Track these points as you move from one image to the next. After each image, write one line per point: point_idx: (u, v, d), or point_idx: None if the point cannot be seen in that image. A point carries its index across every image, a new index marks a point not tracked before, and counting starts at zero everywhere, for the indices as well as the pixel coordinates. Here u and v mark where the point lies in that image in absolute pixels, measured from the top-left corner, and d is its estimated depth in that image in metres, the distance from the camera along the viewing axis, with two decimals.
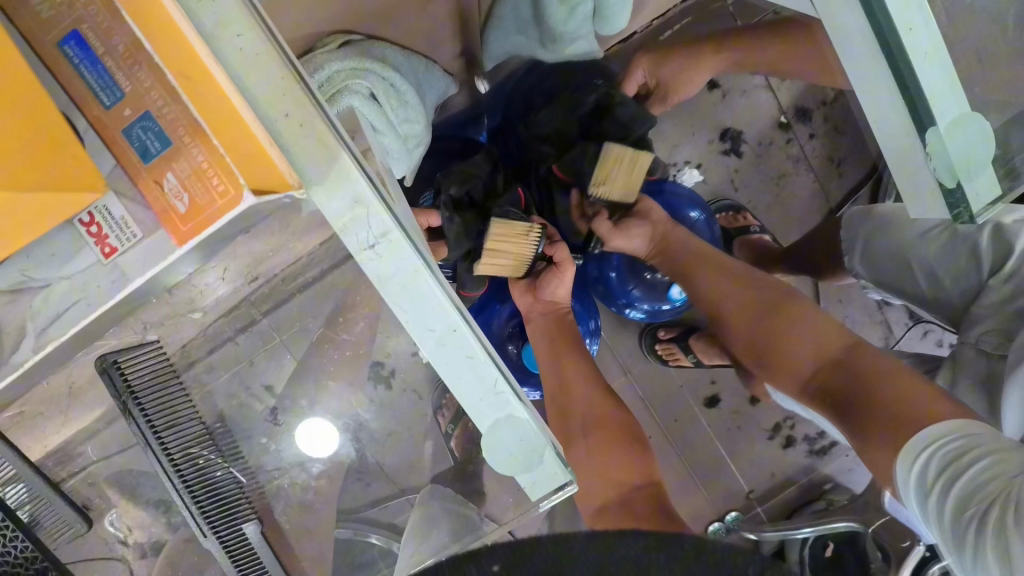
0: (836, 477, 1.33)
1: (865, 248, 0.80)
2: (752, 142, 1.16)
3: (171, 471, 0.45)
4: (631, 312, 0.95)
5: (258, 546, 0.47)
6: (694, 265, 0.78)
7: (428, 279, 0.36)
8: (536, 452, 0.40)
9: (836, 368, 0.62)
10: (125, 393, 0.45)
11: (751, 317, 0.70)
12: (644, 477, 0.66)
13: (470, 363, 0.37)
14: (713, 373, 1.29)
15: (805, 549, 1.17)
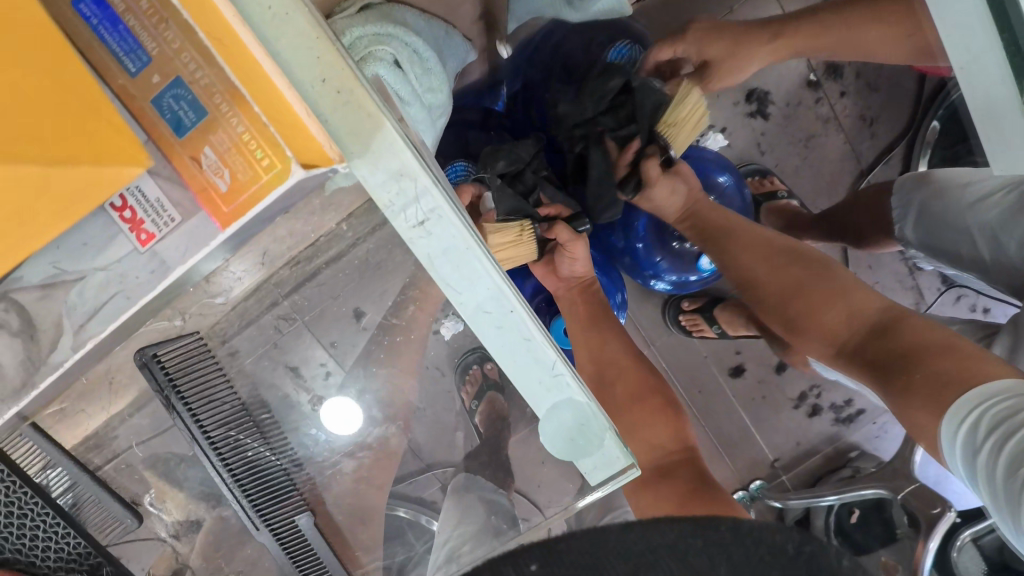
0: (864, 444, 1.32)
1: (919, 214, 0.79)
2: (780, 103, 1.11)
3: (221, 466, 0.49)
4: (657, 283, 0.93)
5: (312, 538, 0.51)
6: (722, 233, 0.76)
7: (476, 254, 0.36)
8: (595, 435, 0.41)
9: (874, 336, 0.58)
10: (167, 386, 0.48)
11: (777, 287, 0.68)
12: (680, 445, 0.67)
13: (526, 346, 0.37)
14: (738, 343, 1.27)
15: (831, 515, 1.18)
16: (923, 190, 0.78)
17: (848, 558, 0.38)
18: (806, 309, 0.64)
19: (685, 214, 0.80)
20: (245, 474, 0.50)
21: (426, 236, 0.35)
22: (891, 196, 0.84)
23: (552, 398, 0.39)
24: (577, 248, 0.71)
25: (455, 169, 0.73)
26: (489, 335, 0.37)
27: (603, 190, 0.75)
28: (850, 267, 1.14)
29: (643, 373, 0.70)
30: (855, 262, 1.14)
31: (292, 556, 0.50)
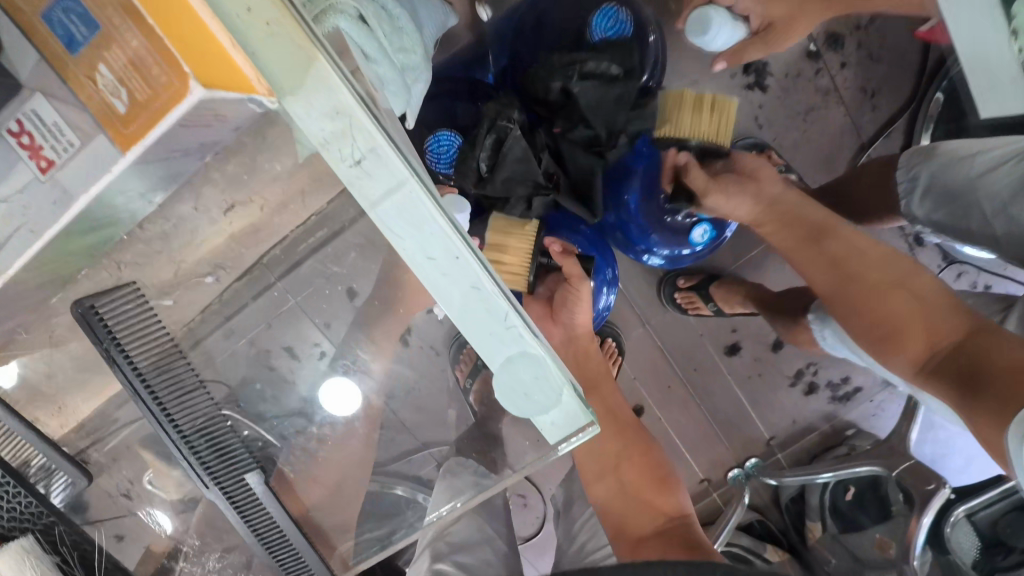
0: (861, 423, 1.31)
1: (926, 185, 0.77)
2: (779, 75, 1.08)
3: (166, 423, 0.48)
4: (649, 258, 0.88)
5: (261, 495, 0.51)
6: (800, 230, 0.69)
7: (418, 194, 0.35)
8: (555, 391, 0.39)
9: (956, 353, 0.55)
10: (108, 340, 0.46)
11: (851, 293, 0.63)
12: (677, 510, 0.68)
13: (475, 294, 0.36)
14: (735, 321, 1.26)
15: (826, 494, 1.19)
16: (930, 163, 0.77)
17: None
18: (883, 318, 0.60)
19: (760, 211, 0.72)
20: (196, 432, 0.49)
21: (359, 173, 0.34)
22: (896, 169, 0.83)
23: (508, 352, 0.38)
24: (584, 290, 0.70)
25: (438, 139, 0.69)
26: (433, 281, 0.36)
27: (583, 174, 0.74)
28: None
29: (628, 425, 0.74)
30: None
31: (243, 514, 0.50)
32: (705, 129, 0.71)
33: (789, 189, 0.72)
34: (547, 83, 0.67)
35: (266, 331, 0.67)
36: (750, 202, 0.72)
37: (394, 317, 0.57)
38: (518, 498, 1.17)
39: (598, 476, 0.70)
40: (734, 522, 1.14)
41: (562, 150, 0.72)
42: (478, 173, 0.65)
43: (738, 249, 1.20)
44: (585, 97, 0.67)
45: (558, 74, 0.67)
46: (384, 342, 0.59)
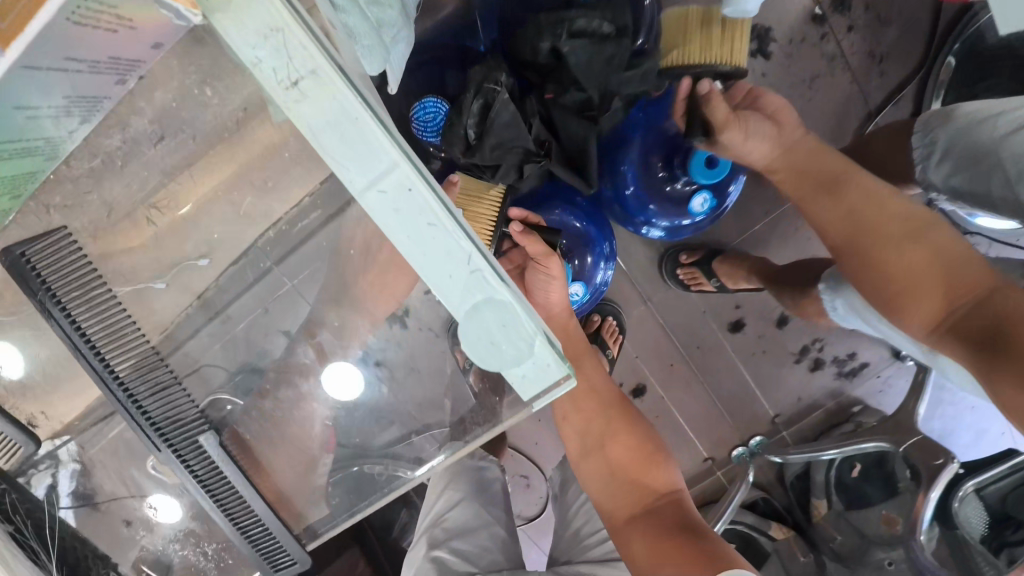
0: (867, 399, 1.29)
1: (948, 146, 0.74)
2: (782, 40, 1.04)
3: (110, 380, 0.48)
4: (649, 231, 0.87)
5: (217, 457, 0.51)
6: (822, 178, 0.66)
7: (366, 121, 0.36)
8: (525, 339, 0.39)
9: (976, 307, 0.53)
10: (41, 290, 0.46)
11: (867, 245, 0.60)
12: (667, 486, 0.65)
13: (429, 227, 0.37)
14: (738, 298, 1.23)
15: (832, 471, 1.18)
16: (950, 127, 0.74)
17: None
18: (898, 272, 0.58)
19: (777, 156, 0.70)
20: (142, 386, 0.49)
21: (309, 99, 0.36)
22: (913, 134, 0.81)
23: (473, 297, 0.38)
24: (554, 264, 0.64)
25: (425, 106, 0.68)
26: (382, 212, 0.37)
27: (577, 143, 0.70)
28: None
29: (614, 402, 0.70)
30: None
31: (201, 479, 0.51)
32: (717, 51, 0.66)
33: (809, 136, 0.70)
34: (535, 43, 0.63)
35: (262, 316, 0.65)
36: (770, 145, 0.69)
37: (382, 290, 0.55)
38: (520, 479, 1.16)
39: (584, 449, 0.67)
40: (738, 500, 1.13)
41: (555, 118, 0.68)
42: (466, 141, 0.62)
43: (741, 223, 1.18)
44: (575, 60, 0.63)
45: (547, 32, 0.62)
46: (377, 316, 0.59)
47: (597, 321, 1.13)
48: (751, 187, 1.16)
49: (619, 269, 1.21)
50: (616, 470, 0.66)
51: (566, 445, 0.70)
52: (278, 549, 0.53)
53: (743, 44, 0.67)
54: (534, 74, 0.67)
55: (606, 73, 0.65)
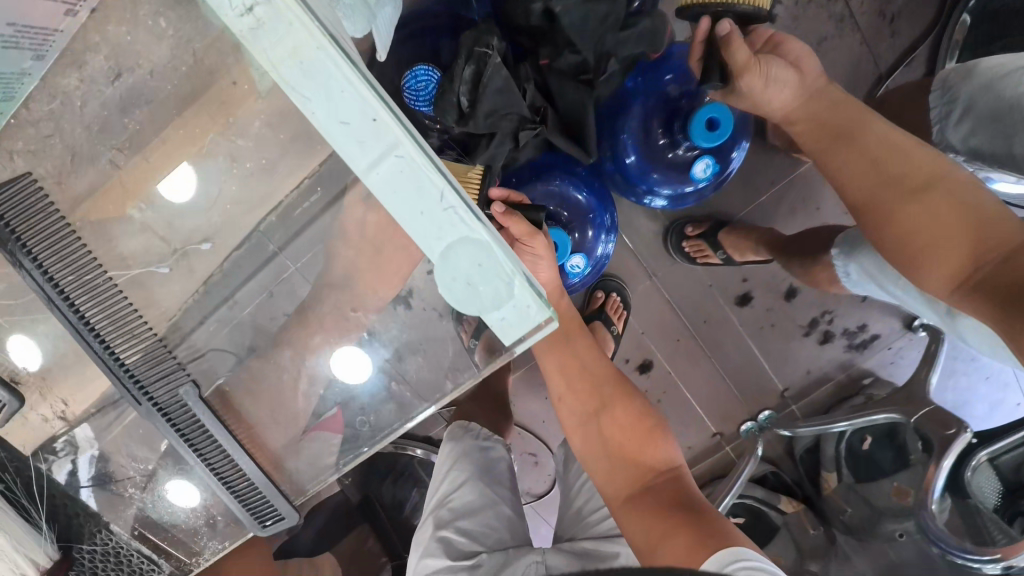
0: (879, 371, 1.27)
1: (966, 106, 0.72)
2: (788, 2, 1.01)
3: (85, 331, 0.53)
4: (652, 200, 0.86)
5: (194, 406, 0.57)
6: (845, 130, 0.63)
7: (330, 59, 0.39)
8: (504, 276, 0.43)
9: (1006, 262, 0.50)
10: (11, 240, 0.51)
11: (888, 199, 0.58)
12: (665, 462, 0.63)
13: (397, 159, 0.41)
14: (745, 270, 1.22)
15: (842, 443, 1.17)
16: (970, 83, 0.71)
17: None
18: (920, 226, 0.55)
19: (799, 105, 0.67)
20: (116, 337, 0.55)
21: (281, 37, 0.39)
22: (931, 93, 0.78)
23: (445, 235, 0.43)
24: (540, 244, 0.63)
25: (416, 74, 0.66)
26: (353, 141, 0.41)
27: (574, 110, 0.69)
28: None
29: (608, 380, 0.69)
30: None
31: (179, 428, 0.57)
32: None
33: (834, 86, 0.67)
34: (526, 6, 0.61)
35: (268, 301, 0.63)
36: (792, 91, 0.65)
37: (381, 262, 0.55)
38: (528, 457, 1.17)
39: (581, 422, 0.68)
40: (747, 474, 1.12)
41: (551, 86, 0.67)
42: (459, 109, 0.61)
43: (748, 194, 1.15)
44: (568, 24, 0.61)
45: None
46: (377, 291, 0.59)
47: (601, 298, 1.14)
48: (758, 157, 1.14)
49: (623, 245, 1.19)
50: (613, 446, 0.65)
51: (562, 423, 0.70)
52: (263, 501, 0.59)
53: None
54: (527, 39, 0.65)
55: (601, 34, 0.63)
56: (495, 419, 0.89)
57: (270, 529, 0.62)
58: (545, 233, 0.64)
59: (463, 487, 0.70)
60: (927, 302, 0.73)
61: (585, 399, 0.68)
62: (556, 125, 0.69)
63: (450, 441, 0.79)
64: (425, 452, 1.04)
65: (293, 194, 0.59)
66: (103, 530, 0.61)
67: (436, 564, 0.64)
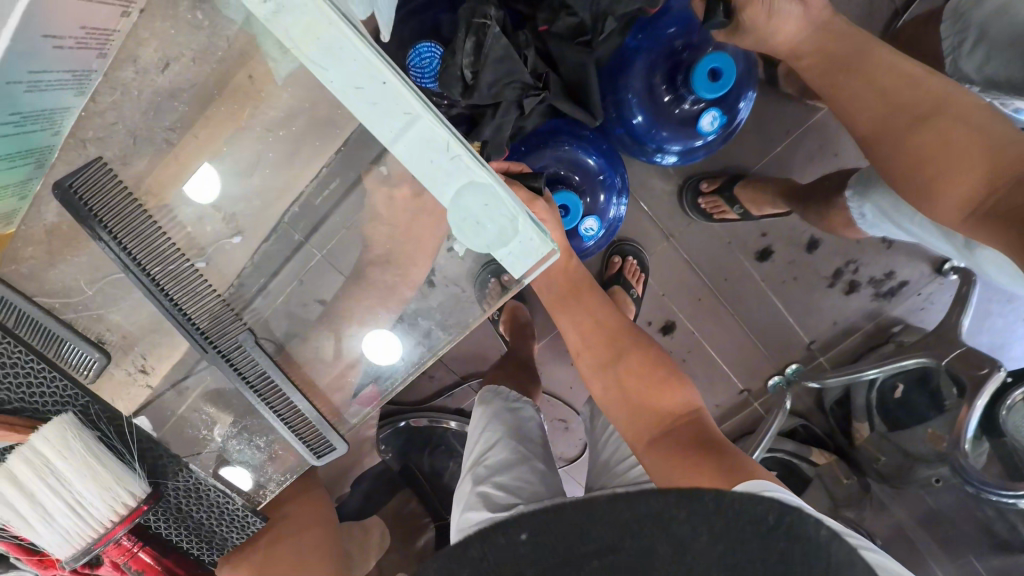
0: (908, 317, 1.26)
1: (979, 33, 0.70)
2: None
3: (155, 290, 0.53)
4: (663, 158, 0.87)
5: (256, 354, 0.57)
6: (855, 62, 0.63)
7: (339, 27, 0.42)
8: (510, 219, 0.47)
9: (1014, 184, 0.50)
10: (92, 219, 0.51)
11: (900, 129, 0.57)
12: (686, 406, 0.66)
13: (404, 115, 0.44)
14: (764, 225, 1.21)
15: (874, 391, 1.17)
16: (982, 10, 0.69)
17: (825, 524, 0.41)
18: (931, 153, 0.55)
19: (804, 39, 0.66)
20: (179, 291, 0.54)
21: (290, 11, 0.43)
22: (944, 23, 0.76)
23: (455, 181, 0.46)
24: (541, 209, 0.65)
25: (420, 52, 0.68)
26: (368, 101, 0.45)
27: (577, 74, 0.72)
28: None
29: (624, 333, 0.72)
30: None
31: (242, 374, 0.57)
32: None
33: (839, 18, 0.66)
34: None
35: (298, 289, 0.65)
36: (797, 23, 0.65)
37: (403, 234, 0.59)
38: (558, 423, 1.21)
39: (603, 371, 0.70)
40: (776, 427, 1.14)
41: (551, 51, 0.70)
42: (463, 82, 0.63)
43: (764, 147, 1.14)
44: None
45: None
46: (397, 265, 0.62)
47: (618, 262, 1.15)
48: (771, 107, 1.12)
49: (638, 208, 1.20)
50: (630, 397, 0.67)
51: (585, 379, 0.73)
52: (326, 446, 0.61)
53: None
54: (524, 5, 0.69)
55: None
56: (524, 384, 0.93)
57: (325, 460, 0.63)
58: (544, 199, 0.65)
59: (496, 447, 0.75)
60: (943, 236, 0.73)
61: (601, 350, 0.71)
62: (558, 87, 0.71)
63: (484, 405, 0.85)
64: (459, 424, 1.07)
65: (314, 178, 0.62)
66: (184, 469, 0.62)
67: (476, 514, 0.66)
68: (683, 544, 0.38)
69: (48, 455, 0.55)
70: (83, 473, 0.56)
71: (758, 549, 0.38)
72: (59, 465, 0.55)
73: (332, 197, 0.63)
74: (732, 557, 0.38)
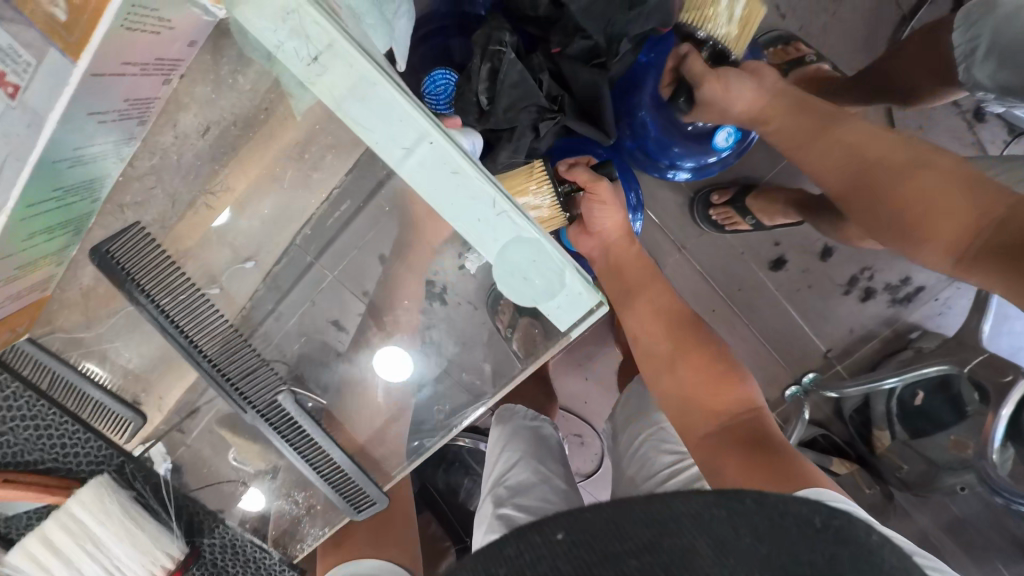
0: (924, 323, 1.24)
1: (991, 41, 0.70)
2: None
3: (196, 354, 0.52)
4: (676, 174, 0.86)
5: (296, 414, 0.57)
6: (807, 128, 0.67)
7: (387, 89, 0.41)
8: (558, 276, 0.48)
9: (1000, 221, 0.50)
10: (126, 277, 0.49)
11: (872, 174, 0.59)
12: (745, 404, 0.64)
13: (452, 174, 0.43)
14: (777, 234, 1.20)
15: (893, 401, 1.12)
16: (992, 18, 0.69)
17: (875, 531, 0.39)
18: (907, 196, 0.56)
19: (764, 104, 0.71)
20: (219, 353, 0.53)
21: (331, 70, 0.41)
22: (955, 30, 0.75)
23: (500, 238, 0.47)
24: (603, 189, 0.73)
25: (435, 79, 0.69)
26: (415, 161, 0.44)
27: (590, 94, 0.71)
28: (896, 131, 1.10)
29: (684, 315, 0.73)
30: (902, 123, 1.10)
31: (278, 429, 0.56)
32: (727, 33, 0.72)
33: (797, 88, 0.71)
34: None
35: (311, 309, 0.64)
36: (756, 93, 0.70)
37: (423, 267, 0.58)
38: (574, 438, 1.19)
39: (656, 350, 0.71)
40: (796, 438, 1.12)
41: (564, 71, 0.70)
42: (479, 107, 0.65)
43: (774, 156, 1.14)
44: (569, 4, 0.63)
45: None
46: (413, 291, 0.61)
47: None
48: None
49: (648, 220, 1.19)
50: (682, 384, 0.67)
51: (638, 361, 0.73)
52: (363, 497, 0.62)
53: (747, 35, 0.73)
54: (535, 28, 0.69)
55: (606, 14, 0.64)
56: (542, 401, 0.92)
57: (365, 514, 0.65)
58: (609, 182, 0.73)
59: (515, 468, 0.73)
60: None
61: (658, 329, 0.72)
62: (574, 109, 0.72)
63: (499, 424, 0.84)
64: (473, 443, 1.06)
65: (323, 202, 0.60)
66: (221, 524, 0.63)
67: (497, 536, 0.63)
68: (723, 542, 0.35)
69: (86, 521, 0.56)
70: (121, 538, 0.57)
71: (805, 549, 0.36)
72: (98, 530, 0.56)
73: (342, 219, 0.60)
74: (779, 559, 0.34)
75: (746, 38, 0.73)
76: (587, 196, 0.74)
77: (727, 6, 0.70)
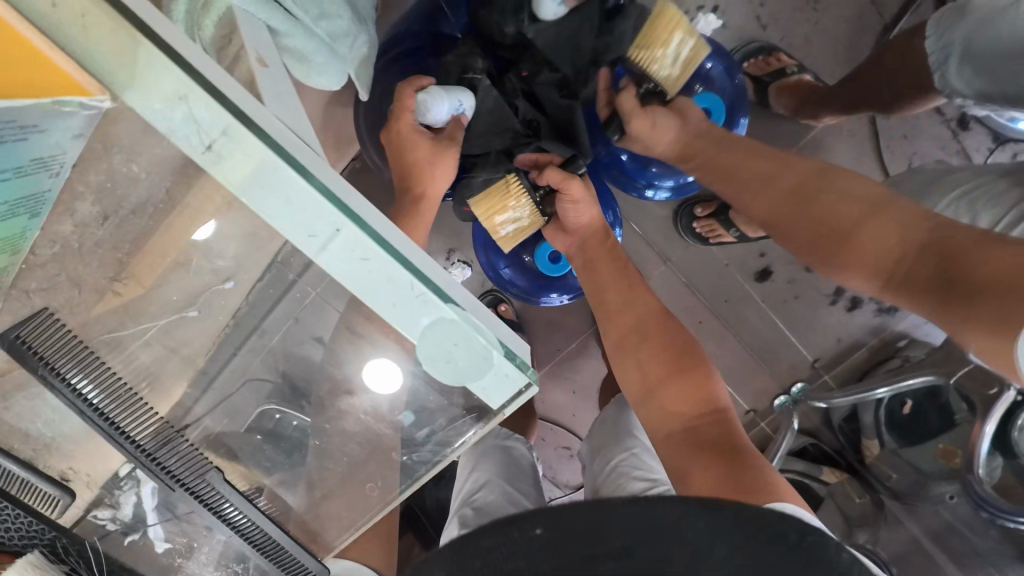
0: (911, 332, 1.23)
1: (964, 49, 0.69)
2: None
3: (120, 437, 0.50)
4: (654, 193, 0.85)
5: (222, 488, 0.54)
6: (727, 167, 0.68)
7: (286, 174, 0.36)
8: (484, 358, 0.43)
9: (912, 248, 0.52)
10: (40, 366, 0.47)
11: (795, 211, 0.61)
12: (709, 403, 0.62)
13: (362, 260, 0.40)
14: (762, 244, 1.20)
15: (881, 410, 1.10)
16: (963, 26, 0.68)
17: (848, 548, 0.38)
18: (832, 229, 0.58)
19: (683, 145, 0.72)
20: (146, 435, 0.51)
21: (227, 157, 0.38)
22: (926, 36, 0.75)
23: (423, 317, 0.42)
24: (576, 187, 0.69)
25: None
26: (330, 246, 0.40)
27: (564, 115, 0.76)
28: (881, 140, 1.10)
29: (654, 316, 0.70)
30: (887, 132, 1.09)
31: (210, 505, 0.53)
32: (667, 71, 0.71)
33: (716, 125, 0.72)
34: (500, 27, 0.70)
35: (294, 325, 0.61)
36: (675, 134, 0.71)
37: None
38: (563, 451, 1.17)
39: (623, 357, 0.69)
40: (786, 446, 1.11)
41: (539, 95, 0.75)
42: None
43: None
44: None
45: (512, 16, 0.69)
46: None
47: None
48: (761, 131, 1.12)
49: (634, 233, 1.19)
50: (654, 392, 0.64)
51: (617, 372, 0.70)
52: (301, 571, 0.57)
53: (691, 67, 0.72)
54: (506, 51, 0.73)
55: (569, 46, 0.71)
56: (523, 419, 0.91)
57: None
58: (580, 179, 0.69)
59: (485, 489, 0.72)
60: None
61: (628, 330, 0.70)
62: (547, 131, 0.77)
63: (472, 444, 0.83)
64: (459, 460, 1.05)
65: None
66: None
67: None
68: (699, 552, 0.36)
69: None
70: None
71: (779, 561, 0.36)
72: None
73: None
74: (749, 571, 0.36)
75: (687, 78, 0.73)
76: (563, 195, 0.70)
77: (676, 46, 0.69)
